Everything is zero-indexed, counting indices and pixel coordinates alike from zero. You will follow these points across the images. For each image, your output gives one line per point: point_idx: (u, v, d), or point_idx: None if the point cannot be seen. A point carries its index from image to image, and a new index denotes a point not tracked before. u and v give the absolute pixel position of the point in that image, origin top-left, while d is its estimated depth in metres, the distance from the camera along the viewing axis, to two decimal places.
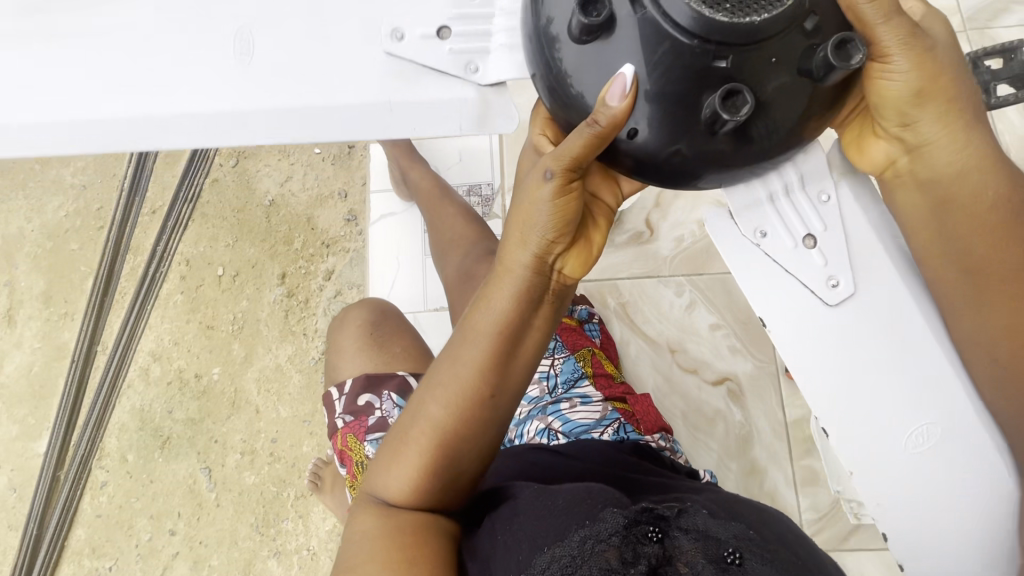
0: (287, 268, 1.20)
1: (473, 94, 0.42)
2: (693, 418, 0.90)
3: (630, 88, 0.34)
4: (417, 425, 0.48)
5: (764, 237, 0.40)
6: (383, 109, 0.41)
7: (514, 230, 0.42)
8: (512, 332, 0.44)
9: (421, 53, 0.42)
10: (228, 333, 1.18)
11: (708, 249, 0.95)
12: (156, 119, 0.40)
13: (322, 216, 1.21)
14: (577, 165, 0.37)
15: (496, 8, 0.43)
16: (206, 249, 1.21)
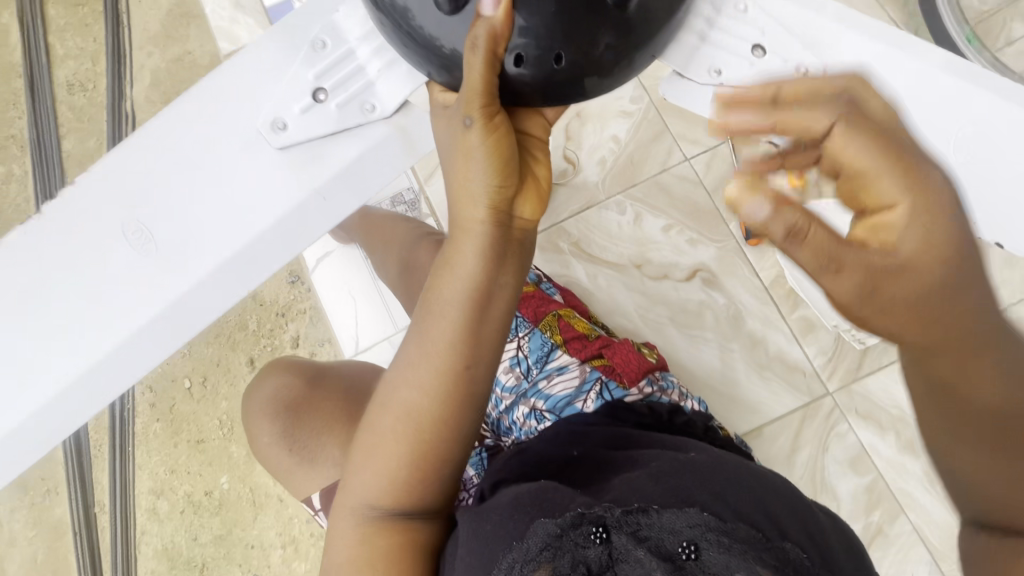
0: (252, 352, 1.16)
1: (386, 129, 0.41)
2: (681, 318, 0.92)
3: (502, 0, 0.33)
4: (395, 408, 0.48)
5: (721, 72, 0.42)
6: (317, 202, 0.40)
7: (455, 187, 0.41)
8: (480, 295, 0.44)
9: (312, 128, 0.40)
10: (220, 438, 1.14)
11: (634, 159, 0.96)
12: (109, 355, 0.38)
13: (266, 288, 1.17)
14: (489, 95, 0.36)
15: (352, 40, 0.41)
16: (164, 367, 1.16)
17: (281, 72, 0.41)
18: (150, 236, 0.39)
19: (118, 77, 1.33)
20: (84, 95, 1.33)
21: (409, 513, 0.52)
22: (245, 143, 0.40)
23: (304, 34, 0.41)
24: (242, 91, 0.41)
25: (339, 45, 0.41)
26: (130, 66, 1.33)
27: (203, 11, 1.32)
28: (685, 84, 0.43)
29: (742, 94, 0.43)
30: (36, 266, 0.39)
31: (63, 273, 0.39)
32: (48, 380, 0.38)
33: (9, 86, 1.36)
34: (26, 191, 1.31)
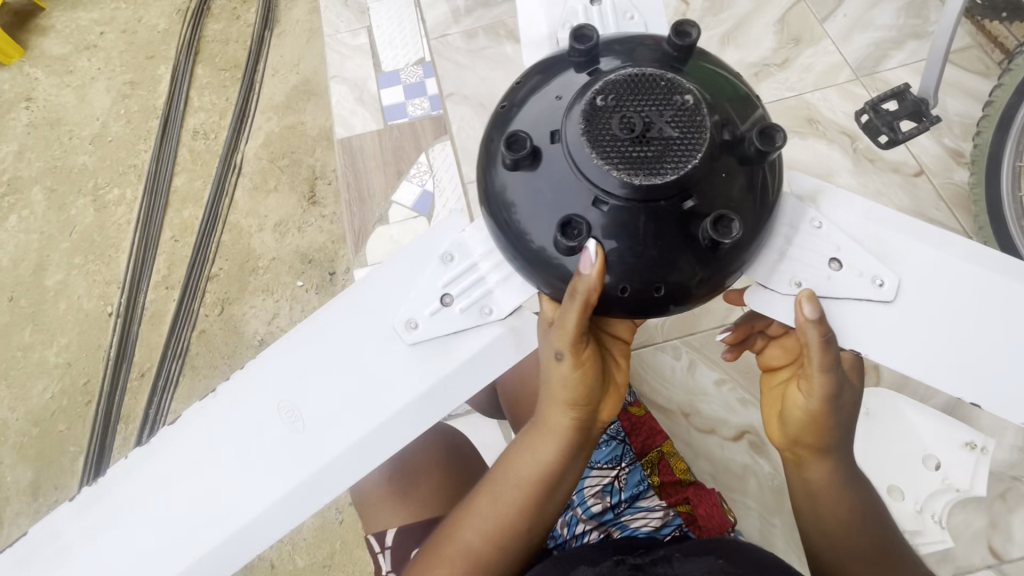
0: None
1: (500, 330, 0.41)
2: (723, 479, 0.90)
3: (597, 258, 0.37)
4: (456, 552, 0.49)
5: (802, 284, 0.41)
6: (441, 389, 0.40)
7: (548, 397, 0.44)
8: (553, 478, 0.46)
9: (443, 328, 0.40)
10: None
11: (695, 307, 0.99)
12: (239, 530, 0.38)
13: None
14: (578, 334, 0.40)
15: (476, 255, 0.43)
16: None
17: (412, 276, 0.42)
18: (273, 427, 0.39)
19: (237, 133, 1.51)
20: (204, 143, 1.51)
21: None
22: (370, 341, 0.41)
23: (436, 244, 0.43)
24: (377, 294, 0.42)
25: (465, 260, 0.43)
26: (250, 126, 1.51)
27: (323, 92, 1.50)
28: (769, 296, 0.42)
29: (825, 313, 0.41)
30: (167, 453, 0.39)
31: (200, 448, 0.39)
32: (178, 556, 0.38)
33: (145, 124, 1.56)
34: (129, 215, 1.45)
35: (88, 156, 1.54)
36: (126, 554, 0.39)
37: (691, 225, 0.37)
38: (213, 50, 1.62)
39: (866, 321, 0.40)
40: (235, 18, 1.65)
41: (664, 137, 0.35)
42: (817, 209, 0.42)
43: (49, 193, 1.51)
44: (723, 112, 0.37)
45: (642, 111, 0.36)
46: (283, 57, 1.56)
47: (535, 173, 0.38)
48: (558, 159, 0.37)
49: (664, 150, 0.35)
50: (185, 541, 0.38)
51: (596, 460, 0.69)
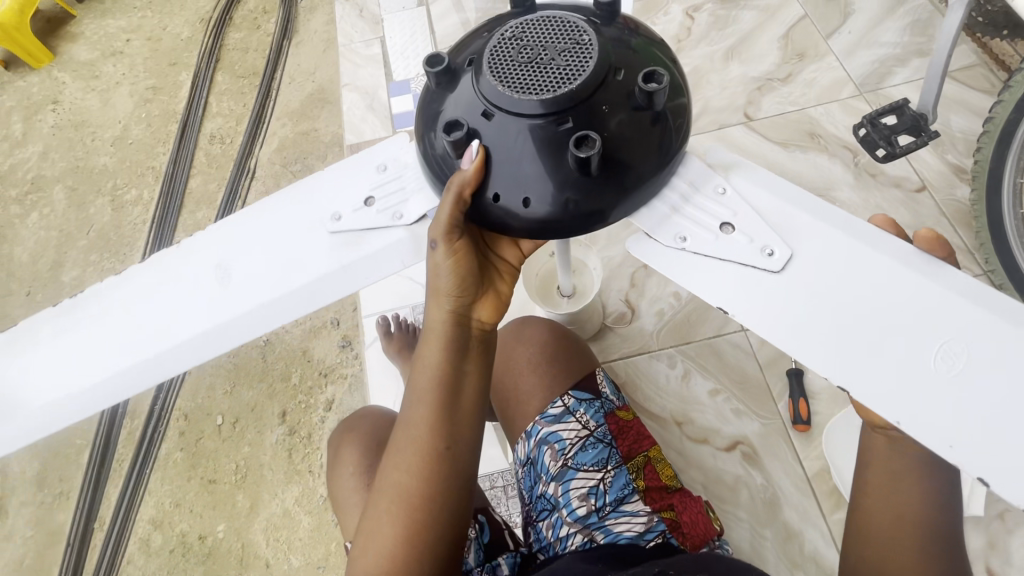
0: (286, 406, 1.21)
1: (405, 234, 0.42)
2: (714, 489, 0.89)
3: (477, 155, 0.38)
4: (387, 488, 0.49)
5: (685, 240, 0.42)
6: (340, 274, 0.42)
7: (428, 296, 0.45)
8: (447, 384, 0.46)
9: (357, 222, 0.42)
10: (230, 484, 1.15)
11: (690, 317, 0.99)
12: (149, 360, 0.41)
13: (317, 347, 1.26)
14: (451, 227, 0.40)
15: (407, 166, 0.44)
16: (204, 400, 1.23)
17: (345, 177, 0.44)
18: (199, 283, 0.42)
19: (252, 138, 1.54)
20: (220, 146, 1.55)
21: None
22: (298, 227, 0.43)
23: (371, 157, 0.45)
24: (317, 185, 0.44)
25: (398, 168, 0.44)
26: (265, 131, 1.55)
27: (337, 99, 1.54)
28: (646, 242, 0.43)
29: (702, 270, 0.41)
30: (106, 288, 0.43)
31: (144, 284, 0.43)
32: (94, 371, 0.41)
33: (165, 128, 1.60)
34: (145, 215, 1.49)
35: (109, 157, 1.59)
36: (53, 367, 0.42)
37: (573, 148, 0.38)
38: (232, 58, 1.67)
39: (738, 275, 0.40)
40: (256, 28, 1.70)
41: (559, 66, 0.37)
42: (726, 177, 0.43)
43: (70, 192, 1.55)
44: (624, 58, 0.39)
45: (543, 44, 0.38)
46: (300, 65, 1.61)
47: (445, 90, 0.41)
48: (464, 81, 0.40)
49: (546, 74, 0.37)
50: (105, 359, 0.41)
51: (581, 463, 0.69)
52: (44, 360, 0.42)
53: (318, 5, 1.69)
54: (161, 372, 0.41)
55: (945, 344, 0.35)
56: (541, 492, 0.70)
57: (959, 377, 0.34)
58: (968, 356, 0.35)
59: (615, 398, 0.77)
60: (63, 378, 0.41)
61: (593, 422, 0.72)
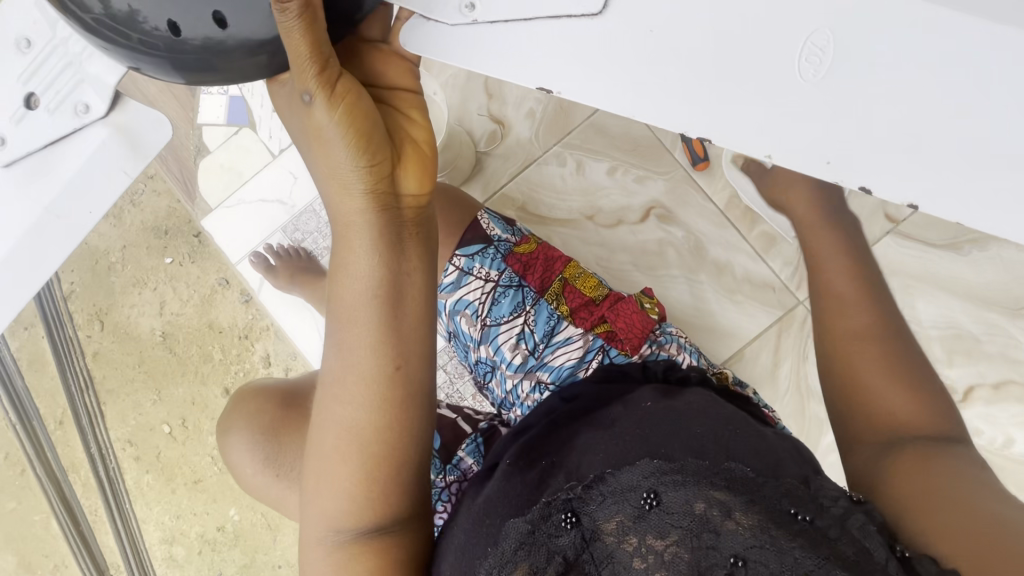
0: (226, 382, 1.13)
1: (103, 130, 0.38)
2: (643, 261, 0.91)
3: None
4: (331, 429, 0.45)
5: (474, 7, 0.34)
6: (51, 213, 0.37)
7: (326, 175, 0.41)
8: (386, 288, 0.43)
9: (34, 140, 0.37)
10: (217, 474, 1.12)
11: (562, 105, 0.92)
12: None
13: (221, 314, 1.14)
14: (316, 61, 0.36)
15: (58, 39, 0.38)
16: (139, 418, 1.13)
17: None
18: None
19: None
20: None
21: (362, 540, 0.46)
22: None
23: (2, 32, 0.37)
24: None
25: (45, 49, 0.38)
26: None
27: None
28: (433, 27, 0.35)
29: (518, 34, 0.34)
30: None
31: None
32: None
33: None
34: None
35: None
36: None
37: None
38: None
39: (563, 35, 0.34)
40: None
41: None
42: None
43: None
44: None
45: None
46: None
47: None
48: None
49: None
50: None
51: (500, 316, 0.69)
52: None
53: None
54: None
55: (808, 42, 0.32)
56: (476, 358, 0.70)
57: (819, 74, 0.33)
58: (834, 51, 0.32)
59: (509, 235, 0.74)
60: None
61: (495, 272, 0.71)
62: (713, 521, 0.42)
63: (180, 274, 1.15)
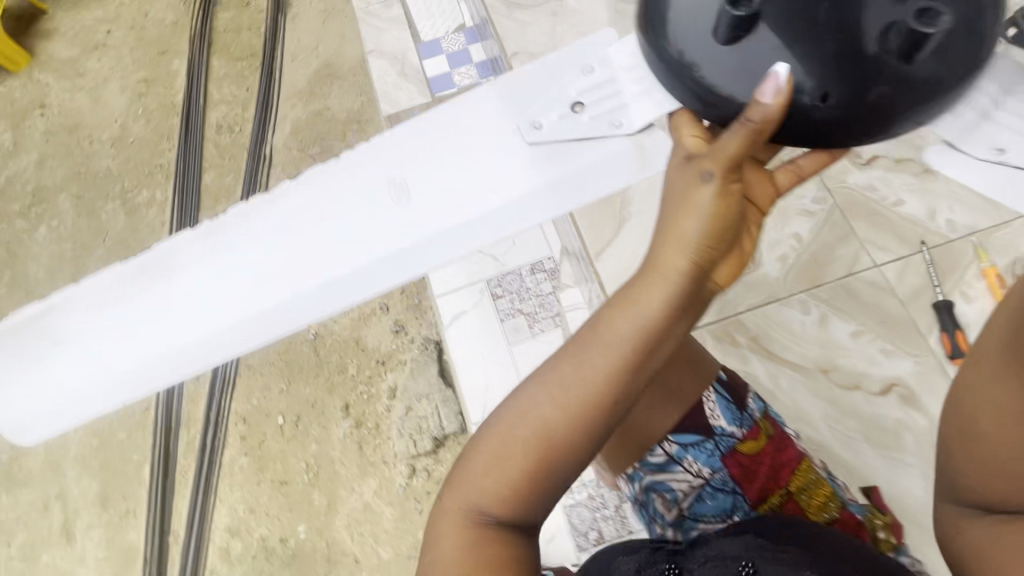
0: (348, 397, 1.16)
1: (626, 142, 0.42)
2: (876, 437, 0.79)
3: (785, 84, 0.35)
4: (530, 420, 0.45)
5: (1004, 151, 0.41)
6: (539, 186, 0.42)
7: (665, 229, 0.41)
8: (651, 341, 0.42)
9: (563, 132, 0.42)
10: (304, 483, 1.11)
11: (822, 254, 0.85)
12: (345, 270, 0.42)
13: (370, 335, 1.20)
14: (736, 163, 0.38)
15: (618, 69, 0.42)
16: (260, 401, 1.18)
17: (533, 86, 0.44)
18: (382, 194, 0.43)
19: (262, 124, 1.49)
20: (230, 136, 1.50)
21: (506, 521, 0.46)
22: (484, 130, 0.44)
23: (574, 57, 0.44)
24: (497, 95, 0.44)
25: (604, 72, 0.43)
26: (275, 116, 1.50)
27: (345, 74, 1.51)
28: (957, 158, 0.43)
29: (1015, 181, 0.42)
30: (277, 211, 0.44)
31: (334, 205, 0.43)
32: (280, 287, 0.43)
33: (166, 122, 1.55)
34: (162, 216, 1.44)
35: (111, 159, 1.53)
36: (246, 281, 0.43)
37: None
38: (224, 43, 1.61)
39: None
40: (245, 7, 1.65)
41: None
42: None
43: (75, 200, 1.50)
44: None
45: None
46: (301, 42, 1.57)
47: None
48: None
49: None
50: (302, 272, 0.43)
51: (700, 513, 0.63)
52: (240, 274, 0.43)
53: None
54: (348, 277, 0.42)
55: None
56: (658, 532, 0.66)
57: None
58: None
59: (735, 427, 0.62)
60: (250, 296, 0.43)
61: (707, 470, 0.62)
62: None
63: None
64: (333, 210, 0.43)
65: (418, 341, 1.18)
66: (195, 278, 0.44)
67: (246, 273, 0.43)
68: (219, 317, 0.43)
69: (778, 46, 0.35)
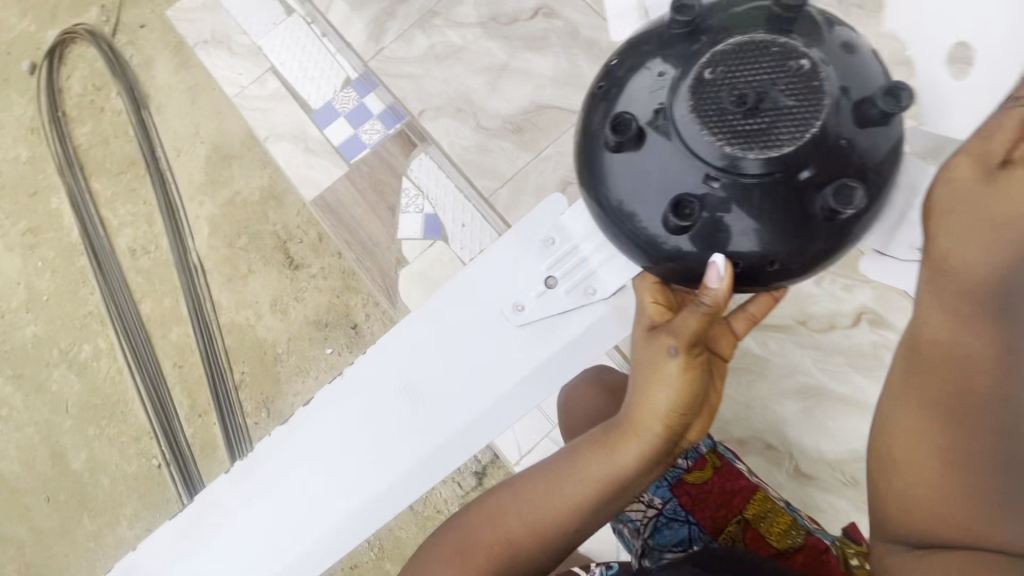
0: None
1: (603, 306, 0.56)
2: (861, 362, 0.88)
3: (722, 273, 0.45)
4: (502, 525, 0.55)
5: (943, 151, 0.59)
6: (540, 359, 0.57)
7: (639, 391, 0.50)
8: (619, 485, 0.52)
9: (548, 309, 0.57)
10: (372, 561, 1.15)
11: None
12: (408, 462, 0.57)
13: None
14: (693, 338, 0.48)
15: (576, 240, 0.57)
16: None
17: (516, 269, 0.58)
18: (418, 393, 0.58)
19: (177, 232, 1.40)
20: (148, 257, 1.41)
21: None
22: (489, 319, 0.58)
23: (537, 231, 0.58)
24: (490, 281, 0.58)
25: (564, 243, 0.58)
26: (187, 219, 1.40)
27: (238, 148, 1.41)
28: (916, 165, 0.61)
29: None
30: (342, 416, 0.59)
31: (385, 407, 0.58)
32: (362, 482, 0.58)
33: (73, 266, 1.44)
34: (115, 364, 1.37)
35: (33, 324, 1.43)
36: (328, 479, 0.59)
37: (732, 188, 0.42)
38: (98, 162, 1.48)
39: None
40: (100, 111, 1.49)
41: (778, 123, 0.41)
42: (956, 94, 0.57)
43: (15, 379, 1.41)
44: (843, 87, 0.42)
45: (751, 84, 0.42)
46: (177, 130, 1.44)
47: (629, 96, 0.45)
48: (664, 150, 0.43)
49: (774, 121, 0.41)
50: (375, 470, 0.58)
51: (663, 542, 0.72)
52: (323, 476, 0.59)
53: (153, 61, 1.49)
54: (412, 466, 0.57)
55: None
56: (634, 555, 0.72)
57: None
58: None
59: (685, 460, 0.76)
60: (338, 493, 0.58)
61: (660, 498, 0.74)
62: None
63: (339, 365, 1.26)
64: (385, 412, 0.58)
65: None
66: (292, 485, 0.59)
67: (328, 473, 0.59)
68: (313, 511, 0.59)
69: (725, 221, 0.43)
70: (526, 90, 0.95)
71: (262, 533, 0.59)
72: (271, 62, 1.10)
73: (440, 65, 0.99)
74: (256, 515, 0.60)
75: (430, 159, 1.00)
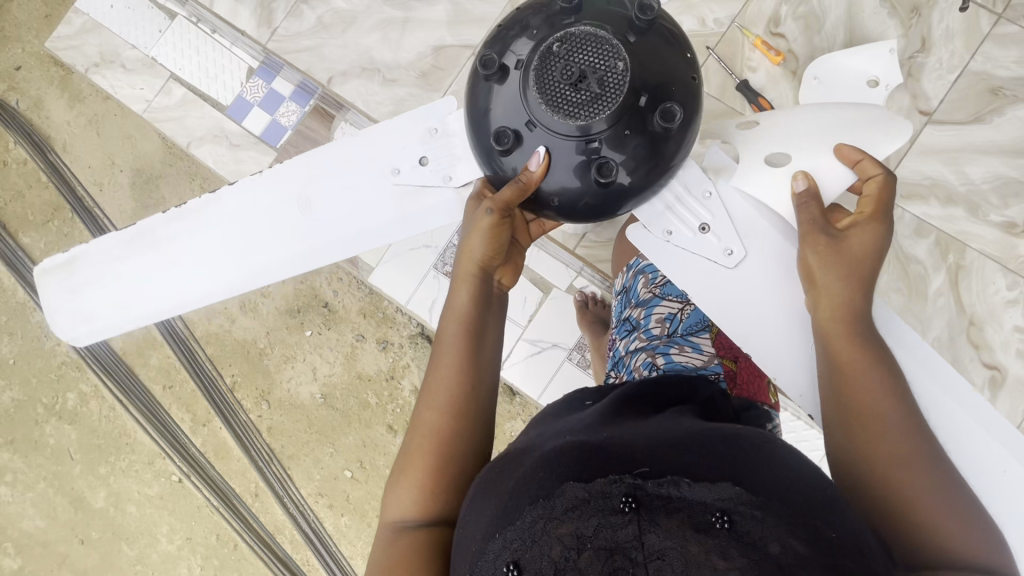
0: (387, 419, 1.30)
1: (451, 194, 0.62)
2: None
3: (542, 161, 0.53)
4: (421, 430, 0.59)
5: (670, 233, 0.61)
6: (396, 215, 0.62)
7: (464, 259, 0.61)
8: (473, 325, 0.61)
9: (411, 180, 0.62)
10: None
11: None
12: (264, 268, 0.63)
13: (365, 365, 1.30)
14: (507, 207, 0.57)
15: (455, 133, 0.61)
16: (322, 473, 1.31)
17: (398, 137, 0.61)
18: (291, 210, 0.62)
19: None
20: None
21: (418, 520, 0.56)
22: (365, 169, 0.62)
23: (428, 116, 0.61)
24: (374, 139, 0.62)
25: (446, 134, 0.61)
26: None
27: (160, 166, 1.41)
28: (643, 237, 0.62)
29: (677, 256, 0.62)
30: (218, 207, 0.62)
31: (260, 213, 0.62)
32: (227, 271, 0.63)
33: (30, 324, 1.44)
34: (105, 402, 1.40)
35: (8, 390, 1.44)
36: (199, 262, 0.63)
37: (540, 135, 0.53)
38: (20, 217, 1.45)
39: (708, 268, 0.61)
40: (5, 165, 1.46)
41: (585, 98, 0.50)
42: (713, 182, 0.61)
43: (10, 446, 1.43)
44: (648, 84, 0.52)
45: (584, 63, 0.50)
46: (92, 164, 1.43)
47: (509, 38, 0.54)
48: (513, 86, 0.53)
49: (587, 96, 0.50)
50: (238, 262, 0.63)
51: (669, 292, 0.74)
52: (197, 261, 0.63)
53: (42, 100, 1.44)
54: (270, 274, 0.64)
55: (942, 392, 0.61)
56: (628, 314, 0.77)
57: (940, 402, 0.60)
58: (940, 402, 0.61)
59: None
60: (209, 281, 0.63)
61: None
62: (777, 561, 0.41)
63: (321, 342, 1.32)
64: (258, 219, 0.62)
65: (407, 342, 1.28)
66: (169, 254, 0.63)
67: (201, 259, 0.63)
68: (184, 286, 0.63)
69: (531, 159, 0.54)
70: (423, 37, 1.04)
71: (143, 277, 0.63)
72: (170, 69, 1.12)
73: (336, 33, 1.06)
74: (137, 267, 0.63)
75: (349, 124, 1.06)
